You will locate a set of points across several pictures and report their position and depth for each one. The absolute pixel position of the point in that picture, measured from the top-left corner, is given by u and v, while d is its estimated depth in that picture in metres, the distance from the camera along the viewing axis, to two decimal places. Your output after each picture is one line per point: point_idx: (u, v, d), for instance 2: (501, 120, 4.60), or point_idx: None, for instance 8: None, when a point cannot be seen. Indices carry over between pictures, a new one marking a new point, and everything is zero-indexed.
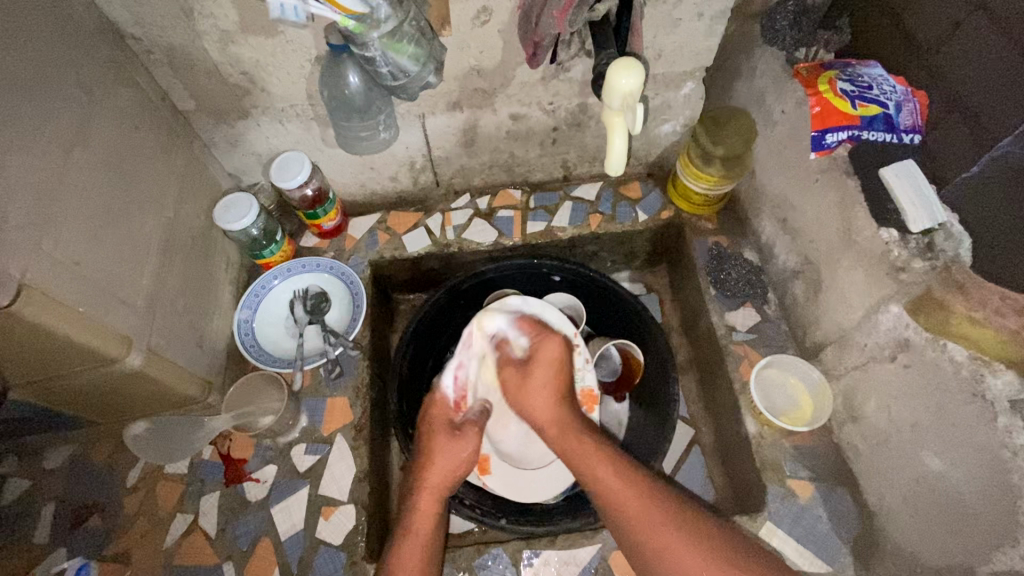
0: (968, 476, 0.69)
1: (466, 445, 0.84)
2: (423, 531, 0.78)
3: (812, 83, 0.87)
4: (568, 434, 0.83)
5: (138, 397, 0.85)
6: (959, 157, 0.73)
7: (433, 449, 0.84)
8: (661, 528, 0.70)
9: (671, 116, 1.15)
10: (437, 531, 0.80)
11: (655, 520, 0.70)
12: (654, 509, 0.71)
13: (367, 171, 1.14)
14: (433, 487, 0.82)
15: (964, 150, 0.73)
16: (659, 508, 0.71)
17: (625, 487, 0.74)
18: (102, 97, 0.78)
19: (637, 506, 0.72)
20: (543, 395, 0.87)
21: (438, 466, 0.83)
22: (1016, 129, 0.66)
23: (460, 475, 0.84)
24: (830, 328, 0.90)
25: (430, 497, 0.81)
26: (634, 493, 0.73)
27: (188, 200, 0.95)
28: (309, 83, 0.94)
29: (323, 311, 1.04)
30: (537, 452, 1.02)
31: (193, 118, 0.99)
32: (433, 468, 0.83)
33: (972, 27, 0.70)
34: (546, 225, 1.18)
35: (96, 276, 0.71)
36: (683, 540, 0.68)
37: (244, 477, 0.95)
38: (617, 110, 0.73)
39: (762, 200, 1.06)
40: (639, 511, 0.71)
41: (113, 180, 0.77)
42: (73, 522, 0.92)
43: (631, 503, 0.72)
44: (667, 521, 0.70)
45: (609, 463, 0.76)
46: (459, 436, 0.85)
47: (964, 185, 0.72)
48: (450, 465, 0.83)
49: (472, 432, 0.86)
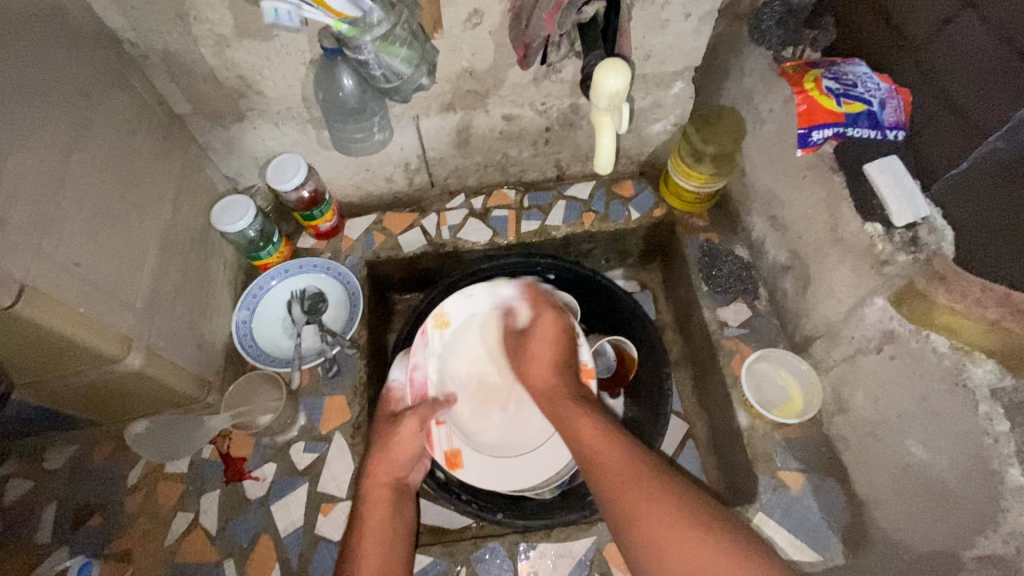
0: (952, 463, 0.70)
1: (402, 429, 0.88)
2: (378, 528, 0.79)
3: (799, 81, 0.88)
4: (561, 407, 0.84)
5: (138, 397, 0.86)
6: (946, 152, 0.75)
7: (389, 431, 0.88)
8: (638, 503, 0.67)
9: (662, 115, 1.17)
10: (399, 525, 0.81)
11: (634, 495, 0.68)
12: (636, 482, 0.69)
13: (362, 172, 1.15)
14: (380, 476, 0.85)
15: (952, 143, 0.74)
16: (640, 481, 0.69)
17: (611, 461, 0.72)
18: (100, 102, 0.79)
19: (615, 481, 0.70)
20: (542, 359, 0.91)
21: (388, 455, 0.86)
22: (1006, 125, 0.67)
23: (412, 455, 0.88)
24: (819, 321, 0.92)
25: (382, 484, 0.84)
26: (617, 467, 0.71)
27: (185, 202, 0.96)
28: (304, 86, 0.96)
29: (320, 310, 1.06)
30: (521, 439, 1.01)
31: (189, 122, 1.01)
32: (382, 457, 0.86)
33: (963, 26, 0.72)
34: (540, 223, 1.19)
35: (96, 276, 0.72)
36: (664, 515, 0.66)
37: (244, 476, 0.96)
38: (604, 110, 0.74)
39: (751, 197, 1.07)
40: (620, 486, 0.69)
41: (112, 183, 0.78)
42: (75, 521, 0.93)
43: (612, 476, 0.71)
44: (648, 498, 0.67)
45: (596, 433, 0.77)
46: (397, 423, 0.89)
47: (951, 183, 0.73)
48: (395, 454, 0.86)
49: (408, 415, 0.90)
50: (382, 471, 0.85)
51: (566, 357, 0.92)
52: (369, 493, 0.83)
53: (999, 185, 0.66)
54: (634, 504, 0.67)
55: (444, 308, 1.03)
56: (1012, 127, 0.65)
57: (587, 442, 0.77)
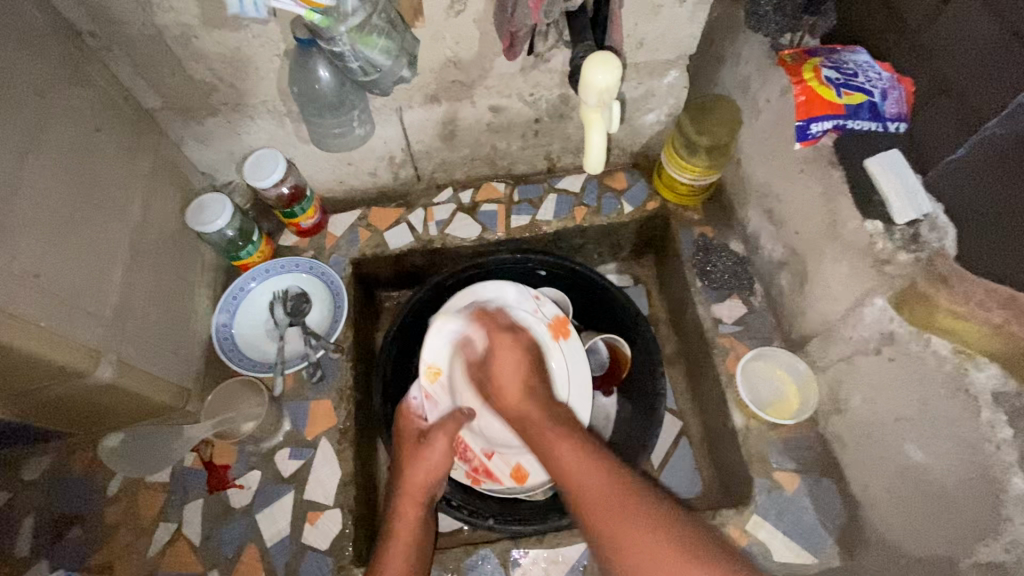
0: (952, 469, 0.69)
1: (431, 449, 0.88)
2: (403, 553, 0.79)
3: (796, 70, 0.85)
4: (537, 438, 0.79)
5: (113, 408, 0.83)
6: (946, 139, 0.71)
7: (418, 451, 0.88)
8: (641, 545, 0.63)
9: (654, 105, 1.12)
10: (422, 548, 0.82)
11: (633, 533, 0.63)
12: (623, 510, 0.65)
13: (344, 167, 1.11)
14: (411, 492, 0.85)
15: (953, 132, 0.70)
16: (635, 516, 0.64)
17: (589, 483, 0.69)
18: (57, 98, 0.74)
19: (611, 522, 0.65)
20: (508, 387, 0.87)
21: (412, 479, 0.86)
22: (1005, 110, 0.63)
23: (441, 474, 0.88)
24: (815, 320, 0.90)
25: (414, 504, 0.85)
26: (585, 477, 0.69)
27: (158, 203, 0.92)
28: (278, 78, 0.91)
29: (303, 312, 1.03)
30: None
31: (159, 116, 0.95)
32: (410, 475, 0.86)
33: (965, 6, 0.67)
34: (530, 218, 1.15)
35: (58, 287, 0.68)
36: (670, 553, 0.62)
37: (227, 484, 0.94)
38: (594, 106, 0.71)
39: (747, 189, 1.04)
40: (621, 528, 0.64)
41: (75, 186, 0.74)
42: (54, 533, 0.90)
43: (607, 518, 0.65)
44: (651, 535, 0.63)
45: (579, 469, 0.70)
46: (425, 442, 0.89)
47: (949, 169, 0.70)
48: (425, 471, 0.87)
49: (437, 432, 0.90)
50: (411, 487, 0.86)
51: (534, 376, 0.88)
52: (402, 508, 0.84)
53: (1005, 174, 0.63)
54: (636, 543, 0.63)
55: (428, 360, 0.98)
56: (1010, 112, 0.62)
57: (572, 477, 0.70)
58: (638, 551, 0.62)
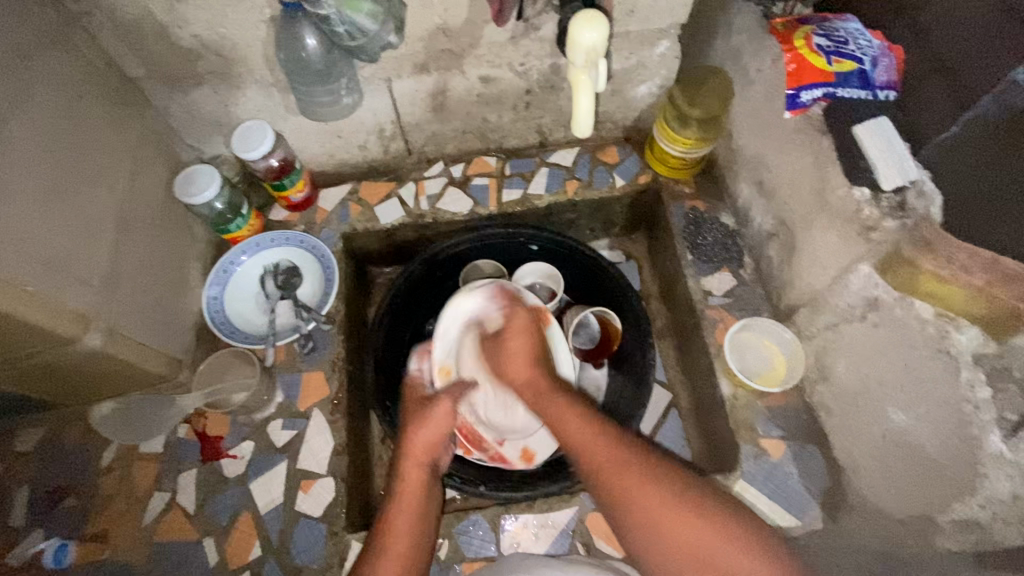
0: (932, 430, 0.70)
1: (434, 412, 0.84)
2: (410, 516, 0.75)
3: (788, 38, 0.84)
4: (547, 408, 0.76)
5: (105, 377, 0.83)
6: (937, 119, 0.72)
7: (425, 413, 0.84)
8: (661, 516, 0.62)
9: (647, 77, 1.11)
10: (428, 515, 0.77)
11: (650, 501, 0.62)
12: (635, 478, 0.64)
13: (334, 139, 1.10)
14: (416, 457, 0.81)
15: (947, 110, 0.70)
16: (646, 480, 0.64)
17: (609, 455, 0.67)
18: (39, 62, 0.73)
19: (628, 493, 0.64)
20: (519, 356, 0.84)
21: (416, 440, 0.82)
22: (997, 88, 0.63)
23: (446, 440, 0.84)
24: (803, 290, 0.91)
25: (416, 466, 0.80)
26: (602, 451, 0.67)
27: (144, 173, 0.91)
28: (265, 46, 0.90)
29: (294, 285, 1.03)
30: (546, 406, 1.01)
31: (144, 86, 0.94)
32: (415, 438, 0.82)
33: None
34: (522, 192, 1.15)
35: (44, 251, 0.68)
36: (691, 525, 0.61)
37: (221, 455, 0.94)
38: (583, 67, 0.70)
39: (738, 162, 1.04)
40: (639, 494, 0.63)
41: (60, 153, 0.73)
42: (48, 503, 0.91)
43: (624, 485, 0.64)
44: (667, 504, 0.62)
45: (577, 421, 0.71)
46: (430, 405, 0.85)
47: (943, 147, 0.71)
48: (433, 435, 0.82)
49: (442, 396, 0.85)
50: (415, 450, 0.81)
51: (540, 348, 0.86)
52: (406, 471, 0.80)
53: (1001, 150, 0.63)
54: (654, 513, 0.62)
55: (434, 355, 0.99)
56: (1003, 92, 0.63)
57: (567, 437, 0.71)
58: (660, 520, 0.62)
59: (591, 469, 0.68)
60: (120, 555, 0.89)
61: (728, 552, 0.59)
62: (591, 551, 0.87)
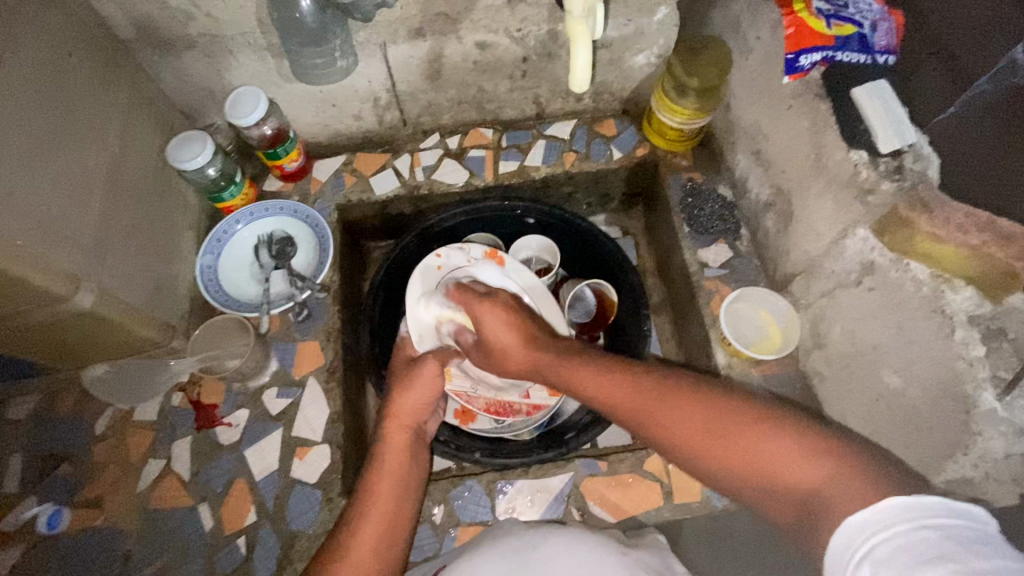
0: (925, 391, 0.71)
1: (421, 375, 0.84)
2: (392, 475, 0.75)
3: (788, 3, 0.83)
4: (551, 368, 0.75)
5: (97, 341, 0.83)
6: (936, 95, 0.68)
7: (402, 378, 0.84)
8: (703, 433, 0.58)
9: (645, 46, 1.10)
10: (413, 477, 0.76)
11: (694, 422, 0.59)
12: (662, 397, 0.63)
13: (328, 108, 1.08)
14: (399, 420, 0.80)
15: (944, 91, 0.67)
16: (672, 397, 0.62)
17: (632, 387, 0.66)
18: (27, 15, 0.72)
19: (658, 412, 0.62)
20: (528, 305, 0.85)
21: (402, 404, 0.81)
22: (993, 67, 0.60)
23: (427, 403, 0.83)
24: (799, 258, 0.91)
25: (401, 430, 0.80)
26: (619, 386, 0.67)
27: (135, 136, 0.90)
28: (257, 7, 0.88)
29: (288, 255, 1.02)
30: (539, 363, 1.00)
31: (134, 49, 0.93)
32: (401, 401, 0.82)
33: None
34: (519, 163, 1.15)
35: (32, 207, 0.67)
36: (705, 420, 0.59)
37: (215, 422, 0.94)
38: (580, 17, 0.69)
39: (735, 132, 1.04)
40: (679, 416, 0.61)
41: (47, 110, 0.72)
42: (42, 470, 0.91)
43: (654, 407, 0.63)
44: (710, 419, 0.59)
45: (593, 373, 0.70)
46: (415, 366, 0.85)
47: (940, 126, 0.69)
48: (418, 397, 0.82)
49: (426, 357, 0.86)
50: (398, 413, 0.81)
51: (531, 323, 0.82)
52: (390, 434, 0.79)
53: (993, 126, 0.62)
54: (697, 432, 0.59)
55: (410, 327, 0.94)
56: (998, 70, 0.60)
57: (591, 384, 0.70)
58: (706, 438, 0.58)
59: (620, 409, 0.66)
60: (115, 521, 0.89)
61: (788, 459, 0.53)
62: (585, 516, 0.88)
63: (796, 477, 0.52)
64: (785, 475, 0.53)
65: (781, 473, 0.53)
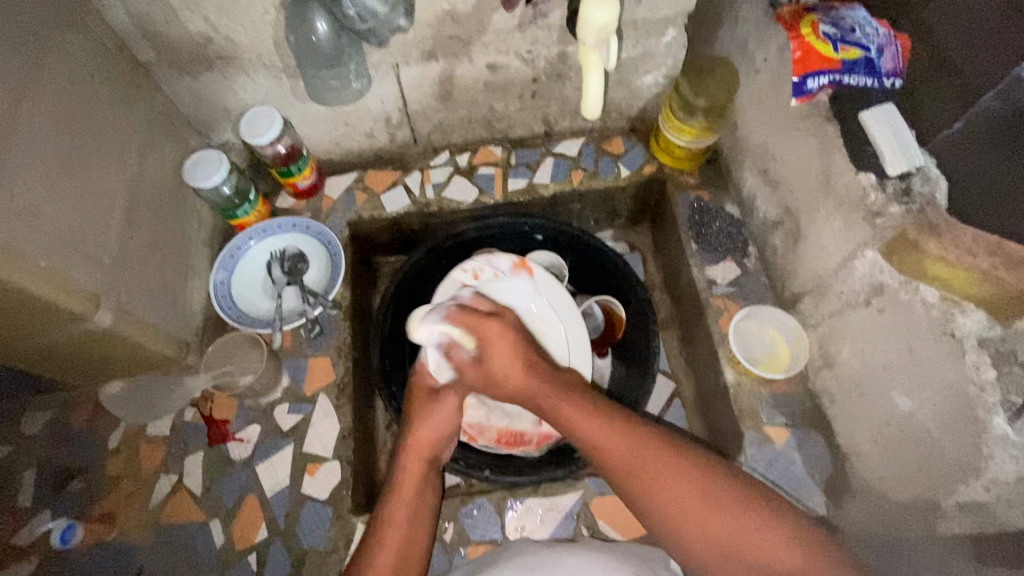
0: (936, 413, 0.71)
1: (440, 408, 0.81)
2: (408, 518, 0.75)
3: (794, 26, 0.84)
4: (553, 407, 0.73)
5: (114, 357, 0.84)
6: (936, 113, 0.71)
7: (427, 405, 0.82)
8: (716, 523, 0.62)
9: (652, 66, 1.12)
10: (427, 514, 0.77)
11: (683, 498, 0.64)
12: (677, 481, 0.65)
13: (340, 127, 1.10)
14: (417, 450, 0.80)
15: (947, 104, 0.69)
16: (683, 482, 0.64)
17: (644, 458, 0.66)
18: (53, 41, 0.74)
19: (664, 493, 0.64)
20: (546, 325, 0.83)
21: (421, 435, 0.81)
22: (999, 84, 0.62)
23: (450, 433, 0.83)
24: (808, 278, 0.92)
25: (417, 460, 0.79)
26: (625, 448, 0.68)
27: (153, 156, 0.92)
28: (274, 30, 0.91)
29: (300, 271, 1.03)
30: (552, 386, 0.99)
31: (154, 70, 0.95)
32: (420, 433, 0.81)
33: None
34: (528, 181, 1.16)
35: (55, 228, 0.69)
36: (721, 514, 0.63)
37: (227, 438, 0.95)
38: (593, 46, 0.72)
39: (743, 152, 1.05)
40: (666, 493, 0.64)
41: (71, 133, 0.74)
42: (56, 485, 0.92)
43: (661, 488, 0.65)
44: (695, 499, 0.64)
45: (603, 426, 0.70)
46: (436, 398, 0.82)
47: (946, 142, 0.70)
48: (436, 429, 0.81)
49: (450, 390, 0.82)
50: (418, 444, 0.80)
51: (529, 346, 0.76)
52: (407, 464, 0.78)
53: (1004, 148, 0.62)
54: (683, 512, 0.63)
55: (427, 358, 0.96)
56: (1005, 88, 0.62)
57: (604, 448, 0.69)
58: (690, 519, 0.63)
59: (621, 470, 0.67)
60: (127, 536, 0.89)
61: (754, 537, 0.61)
62: (594, 533, 0.88)
63: (758, 548, 0.61)
64: (752, 547, 0.61)
65: (749, 546, 0.61)
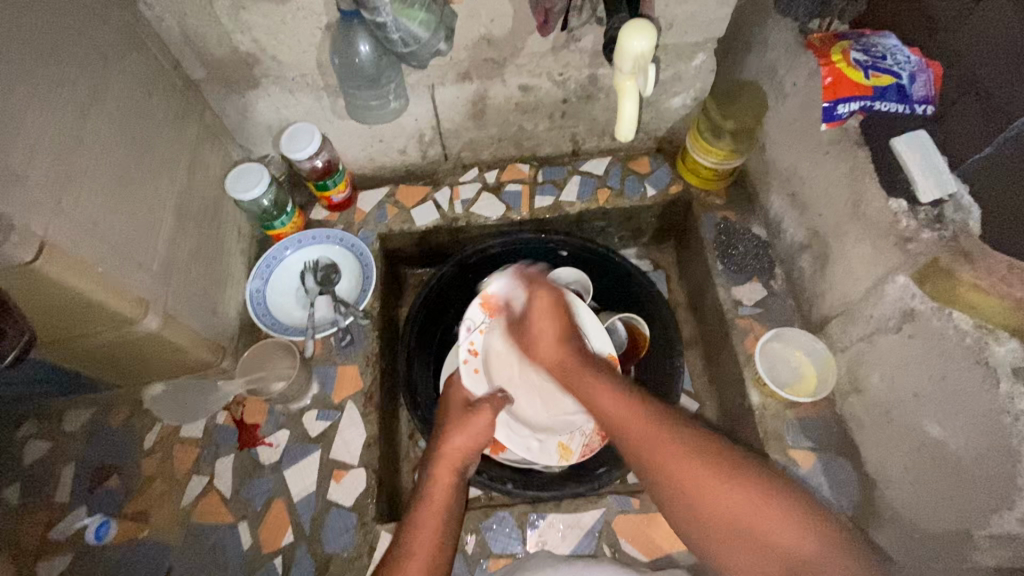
0: (969, 442, 0.70)
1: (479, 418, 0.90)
2: (438, 510, 0.77)
3: (825, 54, 0.84)
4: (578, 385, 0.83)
5: (156, 360, 0.87)
6: (974, 139, 0.70)
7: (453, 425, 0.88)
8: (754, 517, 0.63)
9: (681, 89, 1.15)
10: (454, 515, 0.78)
11: (716, 488, 0.65)
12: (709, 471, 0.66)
13: (375, 143, 1.14)
14: (448, 463, 0.83)
15: (979, 130, 0.69)
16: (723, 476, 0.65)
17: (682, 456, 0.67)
18: (118, 62, 0.79)
19: (703, 486, 0.65)
20: (548, 340, 0.89)
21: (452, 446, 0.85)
22: None
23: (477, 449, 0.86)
24: (837, 300, 0.91)
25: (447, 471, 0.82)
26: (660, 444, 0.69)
27: (200, 168, 0.96)
28: (319, 52, 0.95)
29: (333, 282, 1.06)
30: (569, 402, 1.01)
31: (204, 87, 1.00)
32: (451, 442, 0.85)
33: (996, 11, 0.66)
34: (554, 199, 1.18)
35: (112, 237, 0.73)
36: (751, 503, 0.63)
37: (257, 442, 0.97)
38: (629, 74, 0.75)
39: (771, 174, 1.06)
40: (717, 496, 0.64)
41: (129, 146, 0.78)
42: (93, 481, 0.95)
43: (693, 480, 0.66)
44: (743, 496, 0.64)
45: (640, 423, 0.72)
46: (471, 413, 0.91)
47: (979, 165, 0.70)
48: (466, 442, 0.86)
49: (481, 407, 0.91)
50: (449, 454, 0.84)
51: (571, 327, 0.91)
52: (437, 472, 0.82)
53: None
54: (731, 507, 0.63)
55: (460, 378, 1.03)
56: None
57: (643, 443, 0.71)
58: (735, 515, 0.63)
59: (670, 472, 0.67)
60: (158, 534, 0.92)
61: (776, 524, 0.62)
62: (617, 552, 0.88)
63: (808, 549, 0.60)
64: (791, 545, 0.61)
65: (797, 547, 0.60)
